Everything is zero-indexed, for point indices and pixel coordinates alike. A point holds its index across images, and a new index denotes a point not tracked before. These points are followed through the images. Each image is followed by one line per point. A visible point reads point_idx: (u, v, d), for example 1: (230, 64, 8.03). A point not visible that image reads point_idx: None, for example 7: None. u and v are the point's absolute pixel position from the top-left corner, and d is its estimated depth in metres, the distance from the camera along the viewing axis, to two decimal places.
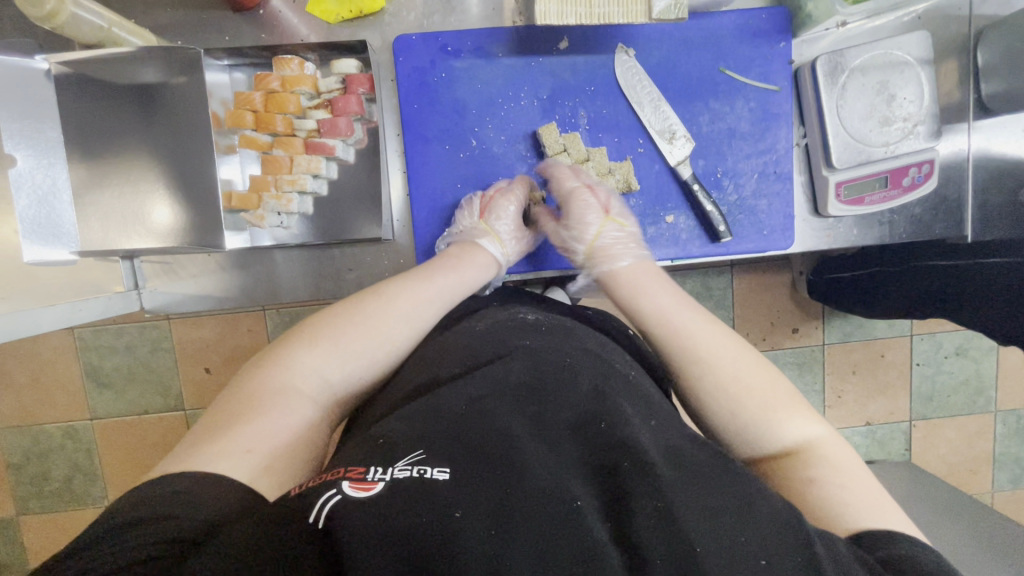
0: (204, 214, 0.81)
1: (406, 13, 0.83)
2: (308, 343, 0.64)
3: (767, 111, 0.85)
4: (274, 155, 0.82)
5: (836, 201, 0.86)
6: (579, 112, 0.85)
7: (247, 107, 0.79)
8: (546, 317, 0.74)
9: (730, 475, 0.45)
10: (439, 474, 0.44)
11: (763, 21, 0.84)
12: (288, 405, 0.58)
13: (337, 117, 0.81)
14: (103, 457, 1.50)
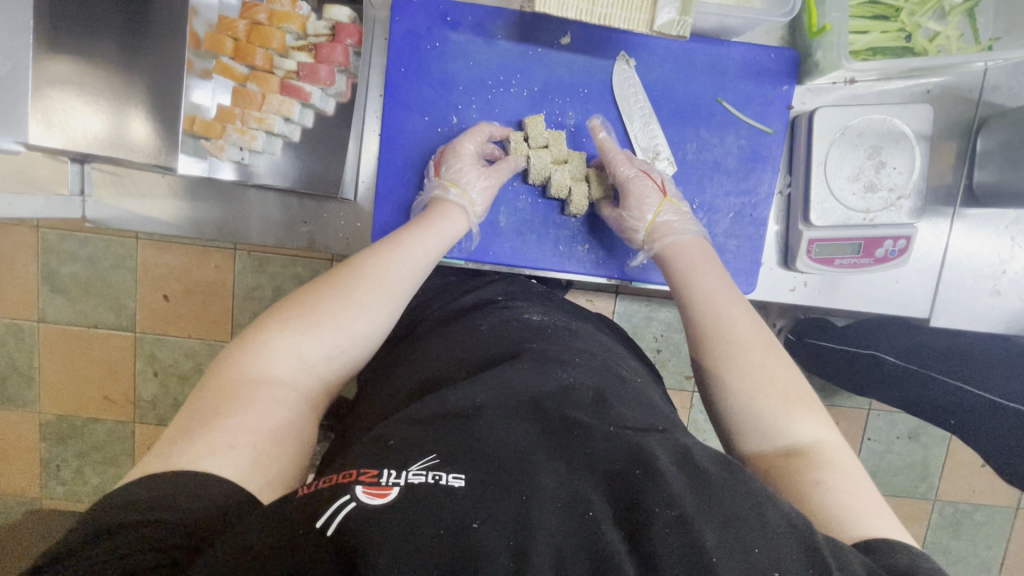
0: (165, 131, 0.75)
1: None
2: (280, 327, 0.59)
3: (756, 152, 0.83)
4: (247, 88, 0.78)
5: (807, 256, 0.85)
6: (567, 112, 0.83)
7: (228, 33, 0.76)
8: (551, 317, 0.74)
9: (745, 486, 0.45)
10: (455, 481, 0.40)
11: (771, 61, 0.82)
12: (268, 395, 0.54)
13: (319, 64, 0.78)
14: (42, 362, 1.49)
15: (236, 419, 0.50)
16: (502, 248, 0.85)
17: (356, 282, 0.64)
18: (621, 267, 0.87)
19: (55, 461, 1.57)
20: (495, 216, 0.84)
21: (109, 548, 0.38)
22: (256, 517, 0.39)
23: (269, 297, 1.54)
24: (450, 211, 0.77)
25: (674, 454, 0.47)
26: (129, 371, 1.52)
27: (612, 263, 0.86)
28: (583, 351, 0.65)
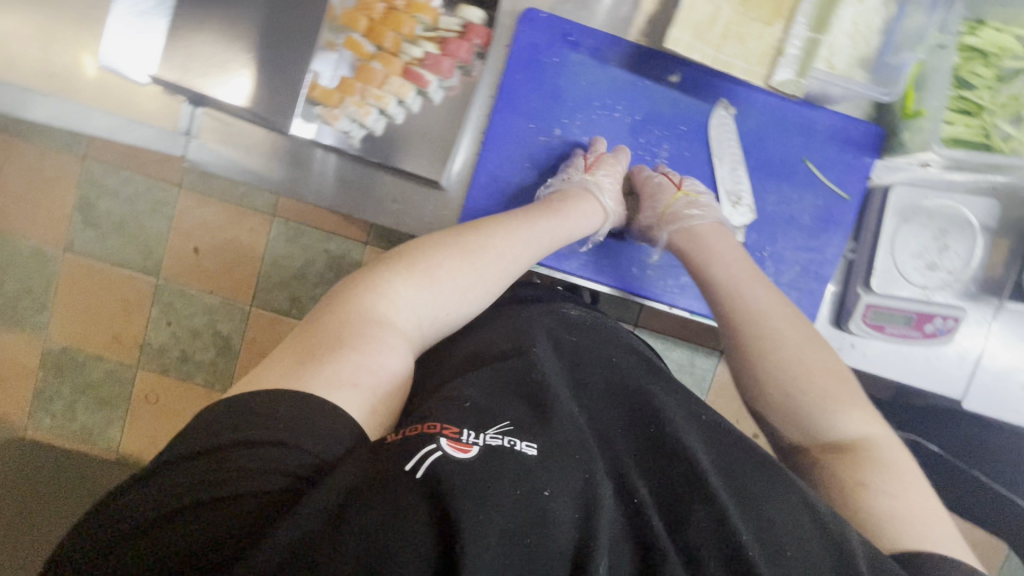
0: (285, 91, 0.79)
1: None
2: (405, 273, 0.66)
3: (830, 215, 0.88)
4: (371, 66, 0.82)
5: (861, 319, 0.89)
6: (662, 146, 0.88)
7: (365, 13, 0.80)
8: (587, 314, 0.80)
9: (779, 493, 0.55)
10: (529, 448, 0.49)
11: (858, 133, 0.87)
12: (385, 341, 0.61)
13: (443, 56, 0.82)
14: (62, 289, 1.60)
15: (325, 368, 0.55)
16: (579, 259, 0.89)
17: (490, 241, 0.73)
18: (685, 299, 0.90)
19: (50, 391, 1.62)
20: None
21: (224, 468, 0.46)
22: (352, 464, 0.47)
23: (298, 266, 1.58)
24: (595, 210, 0.84)
25: (710, 457, 0.57)
26: (144, 315, 1.61)
27: (676, 295, 0.90)
28: (615, 347, 0.73)
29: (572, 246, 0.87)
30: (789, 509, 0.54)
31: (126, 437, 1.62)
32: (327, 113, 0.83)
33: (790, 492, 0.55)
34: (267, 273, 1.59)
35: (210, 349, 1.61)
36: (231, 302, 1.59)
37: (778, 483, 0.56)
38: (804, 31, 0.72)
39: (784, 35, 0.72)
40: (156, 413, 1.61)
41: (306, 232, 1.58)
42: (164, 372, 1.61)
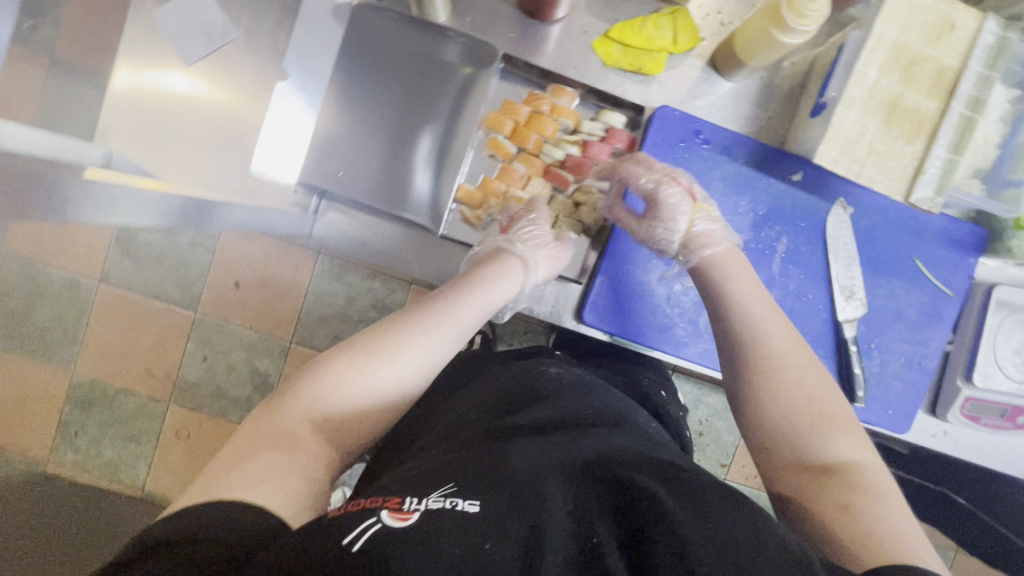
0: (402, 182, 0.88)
1: (671, 87, 0.88)
2: (312, 376, 0.59)
3: (935, 311, 0.92)
4: (514, 167, 0.85)
5: (958, 410, 0.94)
6: (781, 239, 0.90)
7: (510, 115, 0.83)
8: (567, 373, 0.80)
9: (732, 503, 0.49)
10: (471, 506, 0.47)
11: (962, 234, 0.91)
12: (287, 448, 0.54)
13: (586, 159, 0.85)
14: (92, 322, 1.50)
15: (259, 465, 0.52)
16: (695, 347, 0.90)
17: (416, 338, 0.63)
18: None
19: (73, 428, 1.51)
20: (696, 317, 0.90)
21: (158, 564, 0.42)
22: (286, 542, 0.45)
23: (342, 303, 1.52)
24: (514, 268, 0.73)
25: (658, 477, 0.52)
26: (179, 348, 1.51)
27: None
28: (592, 402, 0.71)
29: (684, 335, 0.90)
30: (749, 527, 0.46)
31: (152, 474, 1.51)
32: (470, 213, 0.86)
33: (753, 518, 0.48)
34: (309, 310, 1.51)
35: (247, 385, 1.51)
36: (270, 338, 1.51)
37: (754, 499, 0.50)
38: (944, 153, 0.76)
39: (923, 155, 0.76)
40: (187, 450, 1.51)
41: (353, 269, 1.52)
42: (197, 408, 1.52)
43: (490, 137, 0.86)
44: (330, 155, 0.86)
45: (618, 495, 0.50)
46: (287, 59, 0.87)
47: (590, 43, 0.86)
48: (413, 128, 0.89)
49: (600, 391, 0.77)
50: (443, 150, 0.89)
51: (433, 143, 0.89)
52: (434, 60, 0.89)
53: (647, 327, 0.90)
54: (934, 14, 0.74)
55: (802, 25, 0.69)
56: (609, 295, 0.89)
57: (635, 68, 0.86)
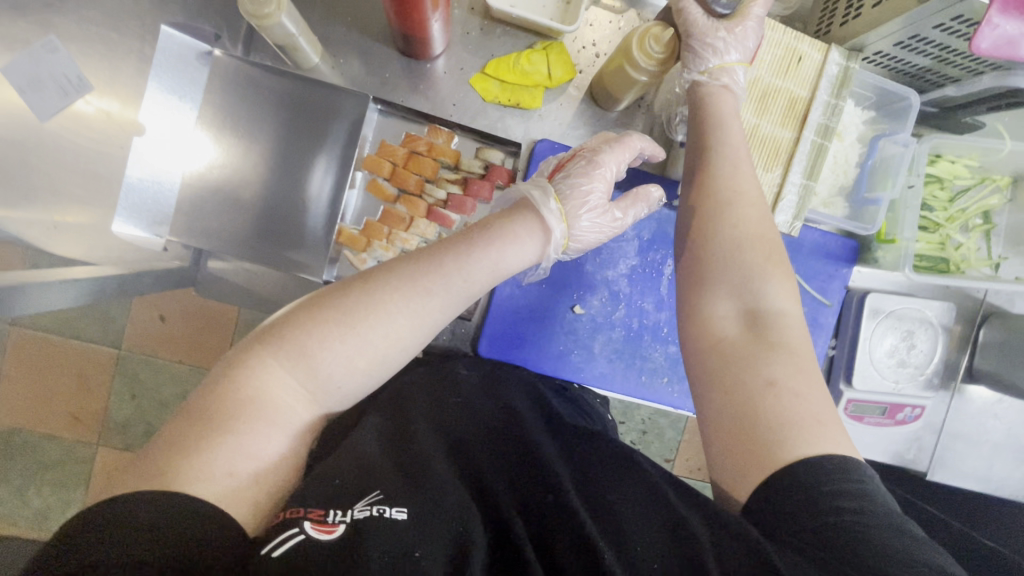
0: (287, 239, 0.84)
1: (554, 119, 0.90)
2: (308, 328, 0.51)
3: (816, 321, 0.97)
4: (395, 209, 0.84)
5: (844, 411, 0.99)
6: (668, 261, 0.93)
7: (387, 157, 0.82)
8: (479, 369, 0.78)
9: (642, 494, 0.51)
10: (397, 514, 0.45)
11: (836, 246, 0.96)
12: (250, 424, 0.48)
13: (467, 197, 0.85)
14: (7, 366, 1.43)
15: (216, 455, 0.45)
16: (593, 371, 0.93)
17: (380, 316, 0.53)
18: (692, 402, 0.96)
19: None
20: (590, 342, 0.92)
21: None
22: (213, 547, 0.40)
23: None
24: (531, 229, 0.65)
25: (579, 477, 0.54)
26: (103, 388, 1.45)
27: (686, 401, 0.95)
28: (507, 392, 0.71)
29: (582, 360, 0.92)
30: (655, 512, 0.49)
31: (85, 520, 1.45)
32: (355, 256, 0.85)
33: (660, 496, 0.50)
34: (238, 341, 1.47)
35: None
36: (199, 371, 1.46)
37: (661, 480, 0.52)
38: (800, 179, 0.79)
39: (781, 182, 0.79)
40: None
41: None
42: (127, 449, 1.46)
43: (370, 179, 0.85)
44: (212, 202, 0.83)
45: (542, 494, 0.51)
46: (150, 77, 0.80)
47: (469, 79, 0.88)
48: (297, 179, 0.83)
49: (513, 382, 0.77)
50: (333, 185, 0.83)
51: (324, 178, 0.84)
52: (319, 107, 0.83)
53: (543, 355, 0.91)
54: (783, 47, 0.78)
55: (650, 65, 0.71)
56: (503, 326, 0.90)
57: (514, 103, 0.88)
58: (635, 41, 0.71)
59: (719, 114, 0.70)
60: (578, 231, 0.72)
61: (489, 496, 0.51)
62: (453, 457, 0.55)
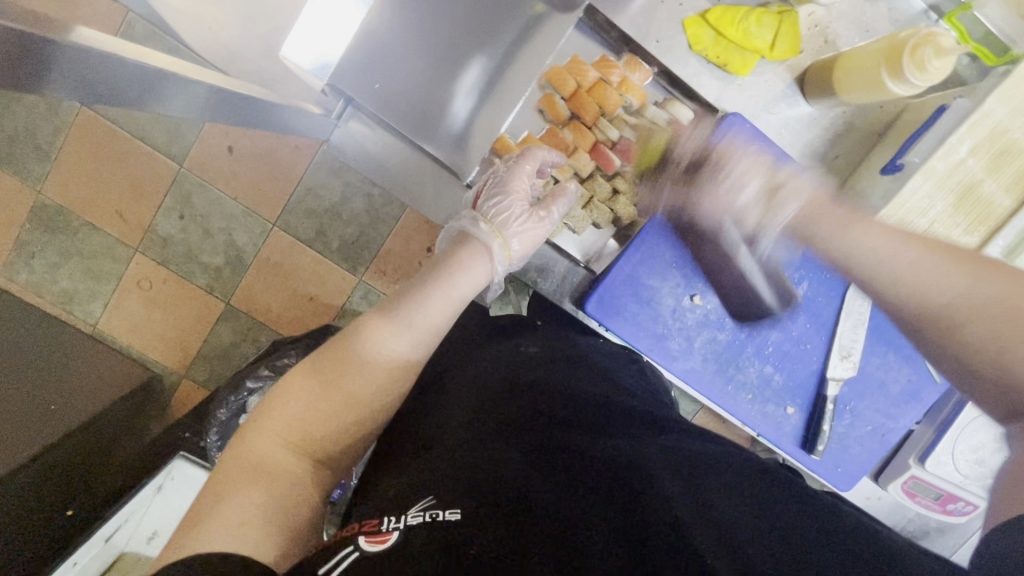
0: (434, 116, 0.82)
1: (750, 94, 0.81)
2: (294, 385, 0.62)
3: (917, 393, 0.93)
4: (562, 133, 0.80)
5: (900, 483, 0.99)
6: (801, 283, 0.88)
7: (577, 76, 0.76)
8: (547, 350, 0.74)
9: (743, 502, 0.44)
10: (450, 516, 0.43)
11: None
12: (266, 483, 0.55)
13: (638, 146, 0.81)
14: (66, 145, 1.37)
15: (243, 495, 0.53)
16: (683, 363, 0.90)
17: (348, 357, 0.64)
18: (764, 427, 0.93)
19: (27, 250, 1.41)
20: (693, 335, 0.89)
21: None
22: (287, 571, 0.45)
23: (335, 198, 1.42)
24: (479, 254, 0.72)
25: (668, 461, 0.48)
26: (155, 198, 1.41)
27: (758, 422, 0.93)
28: (590, 380, 0.66)
29: (679, 349, 0.89)
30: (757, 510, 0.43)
31: (108, 315, 1.45)
32: None
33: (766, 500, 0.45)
34: (298, 197, 1.41)
35: (219, 255, 1.44)
36: (253, 214, 1.42)
37: (772, 493, 0.45)
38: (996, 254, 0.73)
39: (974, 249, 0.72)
40: (145, 302, 1.44)
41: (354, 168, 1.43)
42: (163, 263, 1.44)
43: (546, 93, 0.79)
44: (376, 61, 0.79)
45: (624, 480, 0.45)
46: None
47: (684, 19, 0.77)
48: (464, 58, 0.81)
49: (594, 363, 0.72)
50: (490, 81, 0.83)
51: (487, 68, 0.83)
52: None
53: (643, 332, 0.88)
54: None
55: (921, 79, 0.63)
56: (618, 290, 0.86)
57: (721, 63, 0.79)
58: (910, 46, 0.62)
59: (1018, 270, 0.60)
60: (516, 239, 0.75)
61: (567, 479, 0.46)
62: (520, 445, 0.51)
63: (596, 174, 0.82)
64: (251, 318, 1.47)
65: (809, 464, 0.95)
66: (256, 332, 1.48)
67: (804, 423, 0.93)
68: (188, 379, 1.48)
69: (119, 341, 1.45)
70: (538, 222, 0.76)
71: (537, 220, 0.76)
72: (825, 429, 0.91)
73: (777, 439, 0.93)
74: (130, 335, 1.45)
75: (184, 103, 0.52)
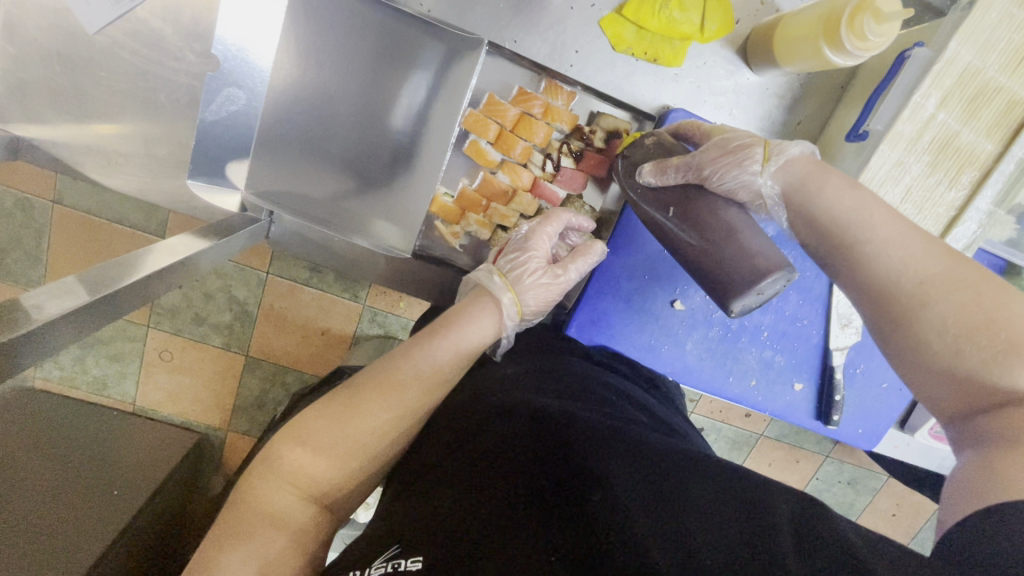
0: (370, 195, 0.80)
1: (689, 79, 0.75)
2: (304, 427, 0.59)
3: None
4: (497, 178, 0.78)
5: (928, 430, 0.96)
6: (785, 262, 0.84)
7: (496, 119, 0.74)
8: (527, 366, 0.71)
9: (688, 484, 0.45)
10: (412, 566, 0.43)
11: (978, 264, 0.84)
12: (274, 531, 0.54)
13: (579, 172, 0.78)
14: None
15: (252, 542, 0.53)
16: (678, 367, 0.87)
17: (367, 406, 0.61)
18: (773, 407, 0.90)
19: None
20: (683, 339, 0.86)
21: None
22: None
23: None
24: (485, 314, 0.70)
25: (626, 464, 0.46)
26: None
27: (767, 404, 0.90)
28: (567, 390, 0.64)
29: (675, 352, 0.86)
30: (712, 503, 0.43)
31: (143, 391, 1.49)
32: (448, 228, 0.81)
33: (722, 491, 0.44)
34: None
35: (225, 313, 1.42)
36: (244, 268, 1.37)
37: (699, 484, 0.45)
38: (987, 205, 0.66)
39: (962, 205, 0.66)
40: (172, 371, 1.46)
41: None
42: (177, 333, 1.43)
43: (472, 141, 0.77)
44: (291, 151, 0.77)
45: (565, 488, 0.45)
46: None
47: (597, 21, 0.71)
48: (380, 126, 0.77)
49: (575, 371, 0.70)
50: (406, 135, 0.77)
51: (405, 115, 0.76)
52: (405, 41, 0.72)
53: (630, 344, 0.85)
54: None
55: (861, 50, 0.56)
56: (596, 312, 0.84)
57: (650, 58, 0.72)
58: (847, 14, 0.55)
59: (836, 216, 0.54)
60: (531, 295, 0.72)
61: (515, 496, 0.45)
62: (487, 468, 0.50)
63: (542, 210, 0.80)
64: (269, 366, 1.48)
65: (830, 432, 0.93)
66: (276, 377, 1.49)
67: (815, 394, 0.90)
68: (233, 431, 1.52)
69: (159, 412, 1.51)
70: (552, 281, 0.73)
71: (549, 278, 0.73)
72: (838, 399, 0.88)
73: (790, 415, 0.91)
74: (165, 404, 1.51)
75: (141, 298, 0.55)
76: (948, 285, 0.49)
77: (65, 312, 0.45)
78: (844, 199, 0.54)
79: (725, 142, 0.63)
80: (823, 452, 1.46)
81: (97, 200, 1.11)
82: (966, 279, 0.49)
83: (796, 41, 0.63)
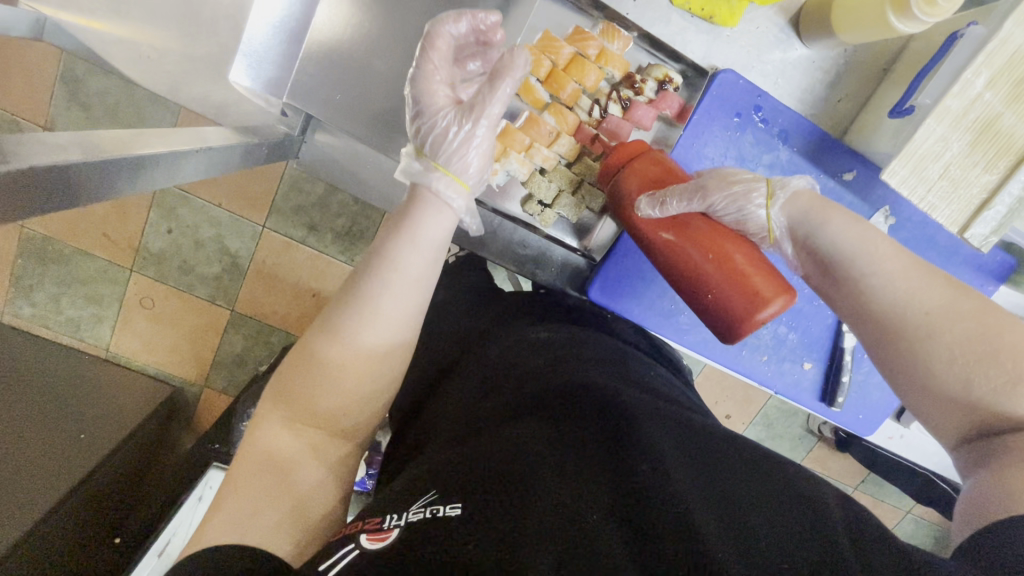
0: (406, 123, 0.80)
1: (739, 43, 0.76)
2: (302, 369, 0.55)
3: None
4: (543, 117, 0.74)
5: None
6: None
7: (550, 55, 0.70)
8: (559, 331, 0.71)
9: (763, 495, 0.44)
10: (452, 511, 0.42)
11: (990, 260, 0.86)
12: (298, 465, 0.54)
13: (626, 122, 0.76)
14: None
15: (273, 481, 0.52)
16: (696, 335, 0.87)
17: (355, 329, 0.56)
18: (782, 385, 0.92)
19: (27, 281, 1.34)
20: None
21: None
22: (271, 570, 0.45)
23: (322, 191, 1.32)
24: (432, 203, 0.61)
25: (677, 449, 0.47)
26: (139, 214, 1.31)
27: (775, 382, 0.91)
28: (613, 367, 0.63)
29: (694, 320, 0.86)
30: (778, 513, 0.43)
31: (119, 338, 1.40)
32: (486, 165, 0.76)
33: (795, 507, 0.44)
34: (284, 193, 1.28)
35: (215, 265, 1.35)
36: (241, 218, 1.30)
37: (752, 492, 0.44)
38: (1019, 190, 0.67)
39: (995, 188, 0.67)
40: (153, 319, 1.38)
41: None
42: (163, 280, 1.36)
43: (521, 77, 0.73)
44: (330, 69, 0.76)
45: (612, 460, 0.45)
46: None
47: None
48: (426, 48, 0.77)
49: (608, 345, 0.70)
50: None
51: None
52: None
53: (650, 310, 0.86)
54: None
55: (928, 14, 0.57)
56: (619, 271, 0.83)
57: (706, 16, 0.73)
58: None
59: (848, 257, 0.56)
60: (462, 164, 0.62)
61: (560, 451, 0.46)
62: (526, 426, 0.50)
63: (582, 157, 0.77)
64: (258, 323, 1.40)
65: (832, 415, 0.94)
66: (265, 336, 1.41)
67: (823, 375, 0.91)
68: (209, 388, 1.44)
69: (135, 361, 1.42)
70: (469, 132, 0.62)
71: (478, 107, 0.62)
72: (845, 381, 0.89)
73: (795, 395, 0.92)
74: (142, 354, 1.41)
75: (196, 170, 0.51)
76: (953, 319, 0.50)
77: (97, 158, 0.36)
78: (848, 232, 0.57)
79: (727, 174, 0.65)
80: (796, 454, 1.52)
81: (100, 125, 1.04)
82: (968, 309, 0.50)
83: (859, 10, 0.64)
